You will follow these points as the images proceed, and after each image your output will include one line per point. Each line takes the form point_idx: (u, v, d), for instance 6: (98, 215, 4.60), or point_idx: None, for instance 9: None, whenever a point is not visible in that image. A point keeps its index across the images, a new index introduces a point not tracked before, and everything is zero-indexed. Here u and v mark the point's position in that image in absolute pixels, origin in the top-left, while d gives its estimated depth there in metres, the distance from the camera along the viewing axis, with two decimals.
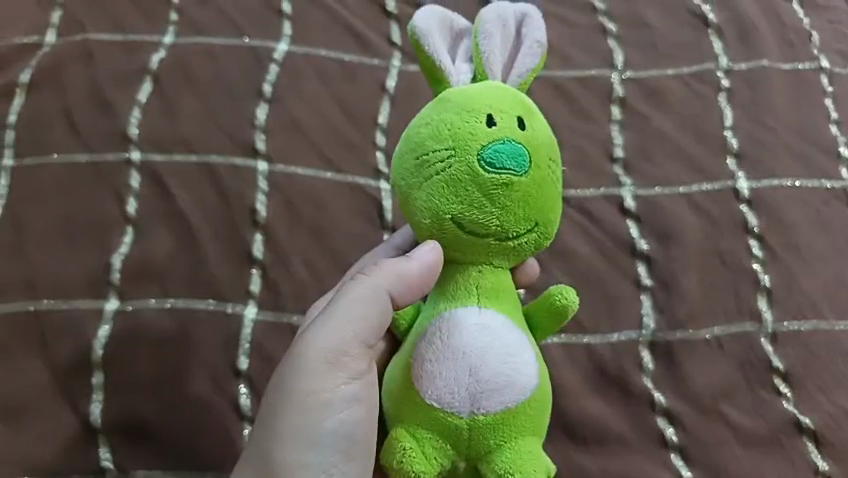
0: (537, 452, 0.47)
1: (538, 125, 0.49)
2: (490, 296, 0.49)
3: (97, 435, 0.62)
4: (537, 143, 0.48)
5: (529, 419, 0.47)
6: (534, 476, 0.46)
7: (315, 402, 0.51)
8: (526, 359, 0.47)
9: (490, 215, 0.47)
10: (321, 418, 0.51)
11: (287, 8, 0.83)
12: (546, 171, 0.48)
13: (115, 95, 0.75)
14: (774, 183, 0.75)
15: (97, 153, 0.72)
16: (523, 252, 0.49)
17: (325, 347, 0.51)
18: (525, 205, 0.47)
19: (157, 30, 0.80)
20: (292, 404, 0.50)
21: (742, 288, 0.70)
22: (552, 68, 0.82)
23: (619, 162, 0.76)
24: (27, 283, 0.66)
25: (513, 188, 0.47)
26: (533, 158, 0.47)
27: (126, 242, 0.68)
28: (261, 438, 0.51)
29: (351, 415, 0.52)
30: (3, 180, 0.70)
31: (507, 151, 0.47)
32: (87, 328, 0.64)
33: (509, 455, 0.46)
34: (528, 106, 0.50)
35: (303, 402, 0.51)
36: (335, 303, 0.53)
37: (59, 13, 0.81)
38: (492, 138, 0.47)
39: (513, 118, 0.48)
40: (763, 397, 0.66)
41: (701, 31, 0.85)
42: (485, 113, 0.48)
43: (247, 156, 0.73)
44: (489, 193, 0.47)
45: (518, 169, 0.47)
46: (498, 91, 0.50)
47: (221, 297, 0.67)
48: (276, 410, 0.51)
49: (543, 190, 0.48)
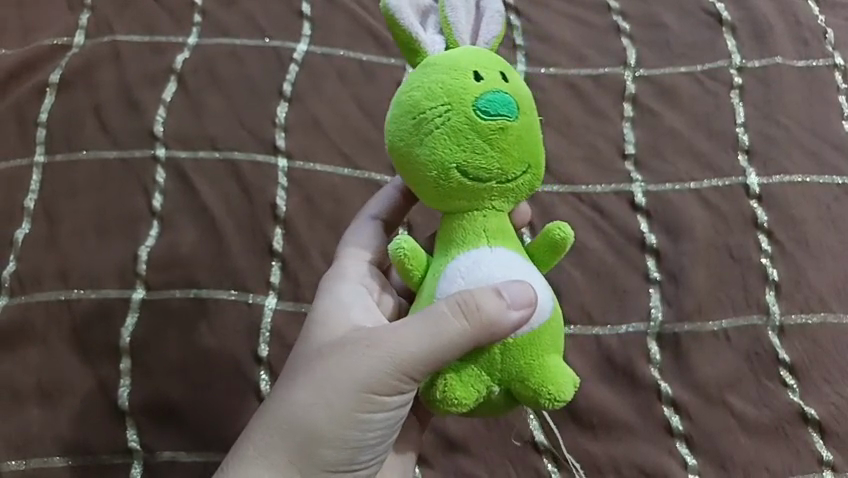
0: (565, 365, 0.47)
1: (516, 78, 0.50)
2: (497, 237, 0.49)
3: (124, 418, 0.65)
4: (519, 93, 0.49)
5: (551, 339, 0.48)
6: (564, 387, 0.46)
7: (375, 403, 0.50)
8: (538, 285, 0.49)
9: (492, 159, 0.47)
10: (371, 413, 0.51)
11: (307, 10, 0.86)
12: (533, 116, 0.49)
13: (141, 94, 0.78)
14: (785, 179, 0.76)
15: (124, 149, 0.75)
16: (520, 194, 0.50)
17: (401, 361, 0.49)
18: (521, 147, 0.48)
19: (182, 32, 0.83)
20: (353, 398, 0.50)
21: (751, 282, 0.71)
22: (565, 66, 0.83)
23: (631, 159, 0.78)
24: (58, 274, 0.69)
25: (509, 132, 0.47)
26: (521, 105, 0.48)
27: (153, 235, 0.71)
28: (308, 409, 0.50)
29: (394, 414, 0.52)
30: (35, 175, 0.73)
31: (499, 99, 0.47)
32: (116, 317, 0.68)
33: (540, 371, 0.46)
34: (504, 62, 0.50)
35: (363, 400, 0.50)
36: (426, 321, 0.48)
37: (88, 15, 0.84)
38: (483, 90, 0.47)
39: (495, 72, 0.49)
40: (769, 387, 0.67)
41: (715, 30, 0.86)
42: (471, 70, 0.48)
43: (268, 153, 0.76)
44: (489, 137, 0.47)
45: (511, 115, 0.47)
46: (473, 51, 0.50)
47: (242, 287, 0.70)
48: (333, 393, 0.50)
49: (533, 132, 0.49)
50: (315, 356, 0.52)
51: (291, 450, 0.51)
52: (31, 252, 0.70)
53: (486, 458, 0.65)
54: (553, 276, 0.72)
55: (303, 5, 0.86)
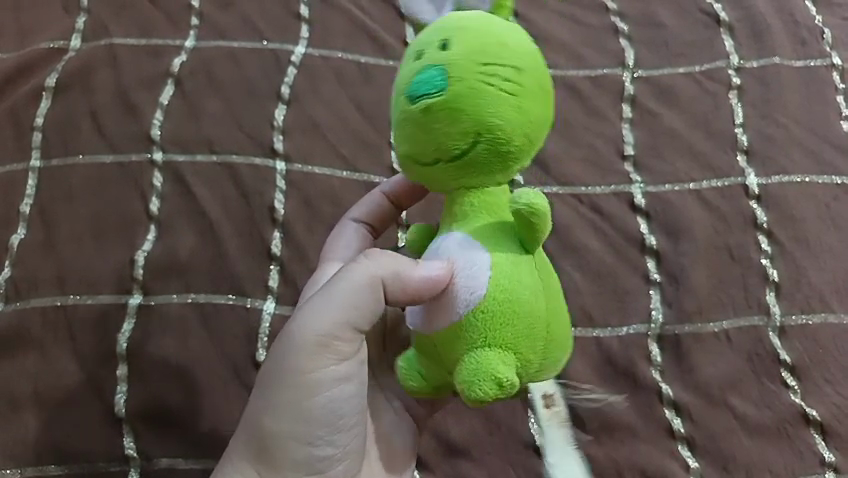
0: (494, 363, 0.43)
1: (482, 35, 0.44)
2: (458, 221, 0.47)
3: (121, 425, 0.64)
4: (463, 56, 0.44)
5: (481, 329, 0.44)
6: (479, 387, 0.42)
7: (311, 382, 0.51)
8: (476, 268, 0.45)
9: (425, 144, 0.44)
10: (315, 397, 0.51)
11: (305, 12, 0.85)
12: (478, 77, 0.43)
13: (139, 98, 0.77)
14: (784, 179, 0.76)
15: (121, 153, 0.74)
16: (486, 165, 0.45)
17: (318, 332, 0.50)
18: (452, 119, 0.43)
19: (180, 35, 0.83)
20: (285, 385, 0.51)
21: (752, 282, 0.71)
22: (564, 66, 0.83)
23: (630, 160, 0.78)
24: (55, 279, 0.68)
25: (434, 110, 0.43)
26: (453, 75, 0.43)
27: (150, 239, 0.71)
28: (254, 406, 0.52)
29: (340, 393, 0.52)
30: (31, 180, 0.73)
31: (424, 79, 0.44)
32: (113, 322, 0.67)
33: (460, 368, 0.44)
34: (466, 23, 0.45)
35: (297, 384, 0.51)
36: (335, 284, 0.50)
37: (85, 18, 0.84)
38: (416, 74, 0.45)
39: (439, 46, 0.45)
40: (771, 389, 0.67)
41: (713, 30, 0.86)
42: (418, 55, 0.46)
43: (266, 156, 0.76)
44: (414, 119, 0.44)
45: (434, 92, 0.43)
46: (444, 22, 0.47)
47: (241, 292, 0.69)
48: (270, 384, 0.51)
49: (475, 99, 0.43)
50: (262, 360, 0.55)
51: (258, 457, 0.53)
52: (28, 257, 0.69)
53: (488, 461, 0.65)
54: None
55: (300, 7, 0.86)
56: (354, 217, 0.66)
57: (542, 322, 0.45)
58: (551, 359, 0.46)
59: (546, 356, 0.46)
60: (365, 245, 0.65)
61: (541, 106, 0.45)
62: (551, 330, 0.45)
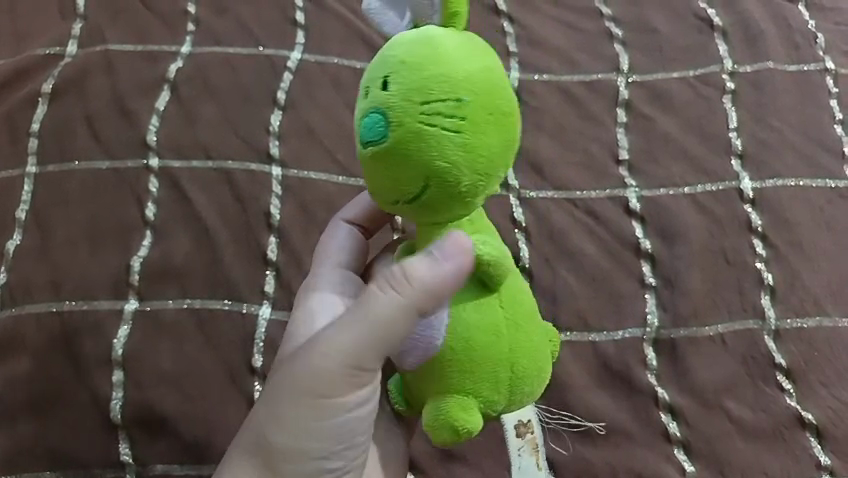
0: (450, 411, 0.45)
1: (426, 65, 0.42)
2: (427, 258, 0.47)
3: (116, 431, 0.64)
4: (402, 97, 0.41)
5: (441, 378, 0.45)
6: (442, 433, 0.45)
7: (326, 403, 0.50)
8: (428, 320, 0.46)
9: (382, 186, 0.43)
10: (329, 417, 0.51)
11: (300, 18, 0.86)
12: (419, 120, 0.41)
13: (135, 104, 0.77)
14: (778, 183, 0.76)
15: (117, 159, 0.74)
16: (442, 204, 0.43)
17: (341, 353, 0.49)
18: (401, 165, 0.42)
19: (176, 40, 0.83)
20: (301, 402, 0.50)
21: (747, 286, 0.71)
22: (559, 71, 0.83)
23: (625, 164, 0.78)
24: (51, 284, 0.68)
25: (383, 157, 0.42)
26: (393, 120, 0.41)
27: (145, 245, 0.71)
28: (264, 421, 0.52)
29: (357, 416, 0.52)
30: (27, 186, 0.73)
31: (368, 122, 0.42)
32: (108, 328, 0.67)
33: (428, 411, 0.46)
34: (409, 50, 0.42)
35: (312, 403, 0.50)
36: (369, 305, 0.48)
37: (81, 24, 0.84)
38: (364, 115, 0.43)
39: (382, 82, 0.43)
40: (767, 392, 0.67)
41: (707, 35, 0.86)
42: (367, 87, 0.44)
43: (262, 161, 0.76)
44: (369, 163, 0.43)
45: (378, 140, 0.42)
46: (395, 43, 0.44)
47: (237, 297, 0.69)
48: (282, 400, 0.51)
49: (419, 146, 0.41)
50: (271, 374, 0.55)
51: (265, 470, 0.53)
52: (24, 263, 0.69)
53: (483, 466, 0.65)
54: (548, 283, 0.71)
55: (296, 13, 0.86)
56: (343, 216, 0.64)
57: (504, 365, 0.45)
58: (524, 395, 0.46)
59: (513, 394, 0.46)
60: (360, 244, 0.64)
61: (494, 132, 0.42)
62: (517, 371, 0.45)
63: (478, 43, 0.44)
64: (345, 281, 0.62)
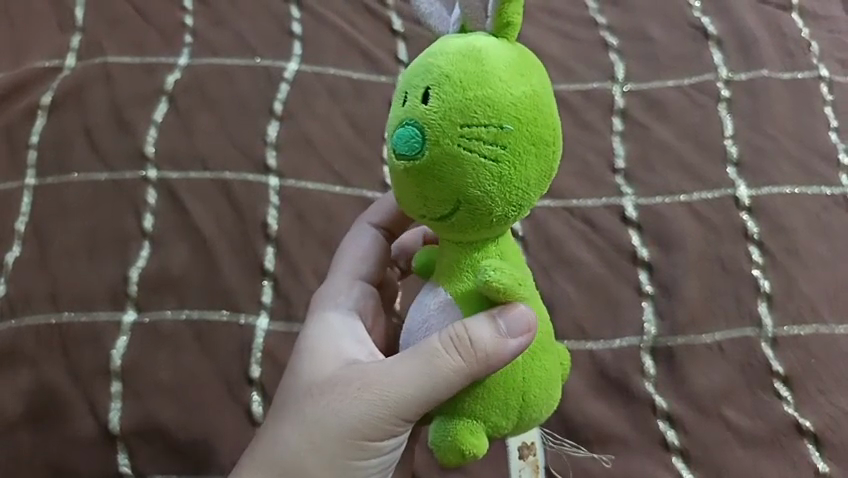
0: (459, 435, 0.45)
1: (470, 86, 0.41)
2: (443, 275, 0.47)
3: (115, 442, 0.64)
4: (441, 115, 0.42)
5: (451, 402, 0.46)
6: (447, 455, 0.45)
7: (369, 444, 0.51)
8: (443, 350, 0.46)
9: (411, 197, 0.44)
10: (366, 457, 0.52)
11: (297, 29, 0.86)
12: (456, 143, 0.42)
13: (133, 115, 0.78)
14: (774, 190, 0.76)
15: (115, 171, 0.75)
16: (470, 224, 0.44)
17: (396, 404, 0.49)
18: (434, 184, 0.43)
19: (173, 52, 0.83)
20: (346, 443, 0.51)
21: (743, 293, 0.71)
22: (554, 81, 0.84)
23: (621, 173, 0.78)
24: (50, 296, 0.69)
25: (415, 172, 0.43)
26: (430, 138, 0.42)
27: (144, 256, 0.71)
28: (300, 452, 0.51)
29: (391, 450, 0.53)
30: (26, 197, 0.73)
31: (402, 133, 0.42)
32: (107, 339, 0.67)
33: (435, 432, 0.46)
34: (454, 65, 0.42)
35: (356, 444, 0.51)
36: (428, 365, 0.46)
37: (79, 37, 0.84)
38: (399, 122, 0.43)
39: (422, 94, 0.42)
40: (764, 400, 0.67)
41: (701, 43, 0.87)
42: (406, 92, 0.44)
43: (259, 172, 0.76)
44: (398, 173, 0.44)
45: (411, 155, 0.42)
46: (441, 49, 0.43)
47: (235, 307, 0.70)
48: (324, 438, 0.51)
49: (454, 169, 0.42)
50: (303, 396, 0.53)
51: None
52: (22, 274, 0.69)
53: (482, 475, 0.65)
54: (546, 291, 0.72)
55: (292, 24, 0.86)
56: (369, 221, 0.65)
57: (516, 393, 0.45)
58: (534, 421, 0.46)
59: (524, 423, 0.46)
60: (380, 253, 0.64)
61: (532, 161, 0.43)
62: (528, 398, 0.45)
63: (528, 60, 0.44)
64: (363, 295, 0.62)
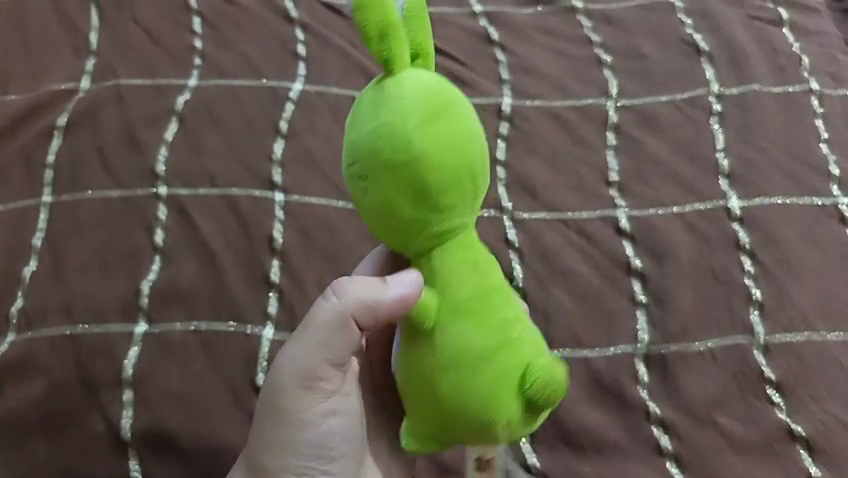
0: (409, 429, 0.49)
1: (349, 129, 0.44)
2: None
3: (126, 448, 0.67)
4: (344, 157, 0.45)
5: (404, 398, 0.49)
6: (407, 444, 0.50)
7: (299, 422, 0.54)
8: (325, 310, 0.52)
9: None
10: (304, 434, 0.55)
11: (301, 51, 0.89)
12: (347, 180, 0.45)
13: (144, 135, 0.81)
14: (765, 201, 0.78)
15: (128, 188, 0.78)
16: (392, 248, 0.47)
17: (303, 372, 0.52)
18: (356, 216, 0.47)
19: (183, 74, 0.87)
20: (278, 423, 0.54)
21: (735, 302, 0.73)
22: (550, 97, 0.86)
23: (615, 186, 0.80)
24: (63, 308, 0.71)
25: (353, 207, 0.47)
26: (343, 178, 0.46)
27: (154, 269, 0.74)
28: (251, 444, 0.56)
29: (329, 425, 0.56)
30: (42, 214, 0.76)
31: None
32: (118, 349, 0.70)
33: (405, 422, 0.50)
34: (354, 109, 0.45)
35: (288, 423, 0.54)
36: (311, 324, 0.52)
37: (93, 61, 0.88)
38: None
39: None
40: (756, 406, 0.69)
41: (693, 59, 0.89)
42: None
43: (265, 188, 0.79)
44: None
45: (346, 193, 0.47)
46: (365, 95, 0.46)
47: (240, 319, 0.72)
48: (260, 425, 0.55)
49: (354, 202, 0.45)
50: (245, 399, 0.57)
51: None
52: (37, 288, 0.73)
53: None
54: (542, 300, 0.73)
55: (297, 47, 0.90)
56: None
57: (432, 402, 0.46)
58: (469, 430, 0.46)
59: (451, 428, 0.47)
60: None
61: (395, 190, 0.43)
62: (444, 409, 0.46)
63: (405, 85, 0.43)
64: None
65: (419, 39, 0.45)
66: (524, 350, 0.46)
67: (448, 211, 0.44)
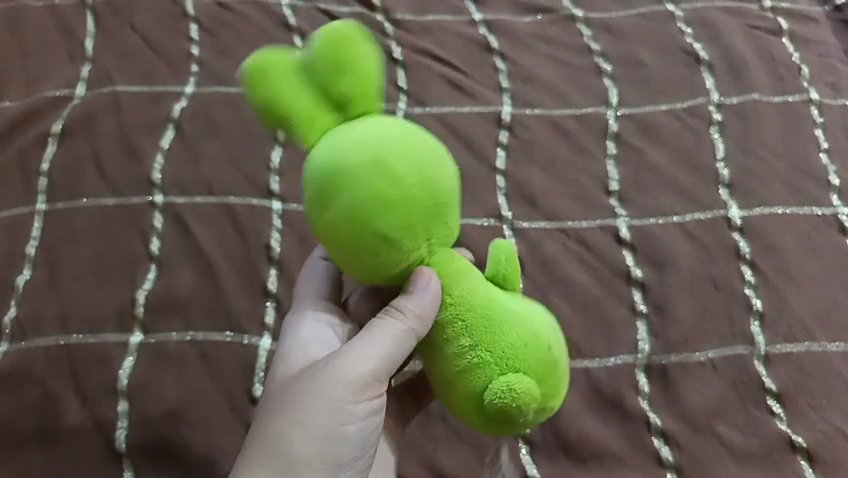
0: None
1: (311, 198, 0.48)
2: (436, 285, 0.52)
3: (121, 459, 0.65)
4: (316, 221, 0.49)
5: None
6: None
7: (349, 412, 0.51)
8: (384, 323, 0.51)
9: None
10: (347, 425, 0.51)
11: None
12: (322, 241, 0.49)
13: (141, 142, 0.80)
14: (765, 210, 0.78)
15: (124, 196, 0.77)
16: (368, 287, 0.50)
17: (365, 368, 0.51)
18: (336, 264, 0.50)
19: (180, 81, 0.86)
20: (327, 410, 0.51)
21: (735, 311, 0.73)
22: (549, 106, 0.86)
23: (614, 195, 0.80)
24: (58, 317, 0.71)
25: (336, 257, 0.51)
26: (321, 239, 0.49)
27: (150, 278, 0.73)
28: (283, 428, 0.51)
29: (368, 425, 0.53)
30: (36, 222, 0.75)
31: None
32: (114, 360, 0.69)
33: None
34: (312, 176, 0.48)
35: (339, 411, 0.51)
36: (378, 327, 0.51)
37: (89, 67, 0.87)
38: None
39: None
40: (757, 416, 0.68)
41: (693, 68, 0.89)
42: None
43: (263, 197, 0.79)
44: None
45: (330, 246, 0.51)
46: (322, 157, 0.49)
47: (238, 329, 0.71)
48: (302, 409, 0.51)
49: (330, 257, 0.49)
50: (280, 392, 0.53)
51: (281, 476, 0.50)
52: (31, 296, 0.72)
53: None
54: None
55: None
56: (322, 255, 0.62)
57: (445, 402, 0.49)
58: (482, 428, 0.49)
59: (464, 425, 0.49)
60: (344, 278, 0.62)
61: (340, 221, 0.46)
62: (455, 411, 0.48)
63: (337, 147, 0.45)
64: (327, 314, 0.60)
65: (346, 90, 0.47)
66: (480, 372, 0.46)
67: (399, 235, 0.46)
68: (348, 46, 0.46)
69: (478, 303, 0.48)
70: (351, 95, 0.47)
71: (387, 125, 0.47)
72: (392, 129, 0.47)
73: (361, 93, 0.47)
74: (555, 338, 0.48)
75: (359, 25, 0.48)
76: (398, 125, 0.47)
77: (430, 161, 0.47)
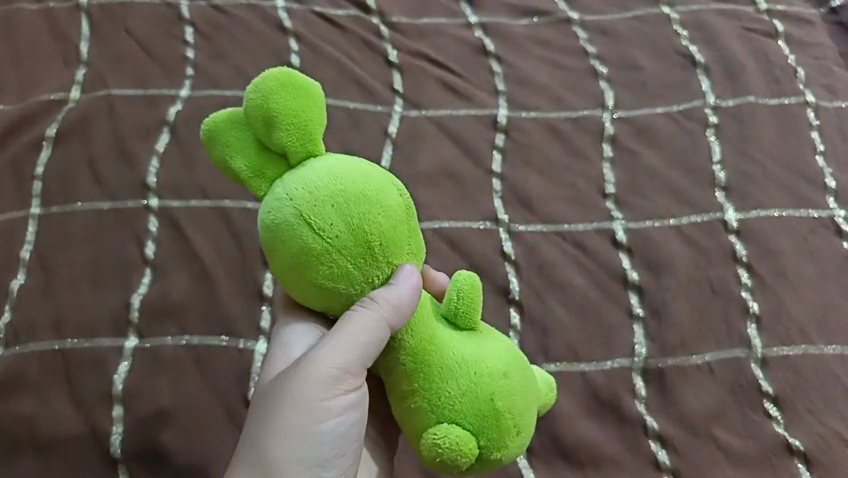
0: None
1: None
2: None
3: (117, 465, 0.65)
4: None
5: None
6: None
7: (317, 413, 0.50)
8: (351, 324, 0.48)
9: None
10: (318, 425, 0.50)
11: (295, 61, 0.89)
12: None
13: (136, 147, 0.80)
14: (761, 213, 0.78)
15: (118, 200, 0.77)
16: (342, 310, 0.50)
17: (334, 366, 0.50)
18: None
19: (175, 84, 0.86)
20: (298, 413, 0.50)
21: (732, 315, 0.73)
22: (545, 108, 0.86)
23: (611, 197, 0.80)
24: (52, 322, 0.70)
25: None
26: None
27: (145, 283, 0.73)
28: (257, 437, 0.51)
29: (344, 421, 0.51)
30: (31, 227, 0.75)
31: None
32: (108, 364, 0.68)
33: None
34: None
35: (310, 413, 0.50)
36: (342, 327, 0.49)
37: (83, 71, 0.87)
38: None
39: None
40: (754, 419, 0.68)
41: (689, 71, 0.89)
42: None
43: (258, 201, 0.78)
44: None
45: None
46: None
47: (234, 333, 0.71)
48: (274, 412, 0.50)
49: None
50: (260, 395, 0.53)
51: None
52: (25, 301, 0.71)
53: None
54: (538, 313, 0.73)
55: (291, 57, 0.89)
56: None
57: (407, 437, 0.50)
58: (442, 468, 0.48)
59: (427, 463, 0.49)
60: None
61: (280, 266, 0.47)
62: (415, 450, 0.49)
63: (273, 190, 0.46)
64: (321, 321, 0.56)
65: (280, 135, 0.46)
66: (420, 422, 0.47)
67: (333, 281, 0.46)
68: (277, 97, 0.46)
69: (421, 347, 0.48)
70: (285, 144, 0.46)
71: (320, 169, 0.46)
72: (323, 176, 0.46)
73: (302, 139, 0.46)
74: (504, 382, 0.47)
75: (290, 72, 0.47)
76: (335, 168, 0.46)
77: (364, 205, 0.46)
